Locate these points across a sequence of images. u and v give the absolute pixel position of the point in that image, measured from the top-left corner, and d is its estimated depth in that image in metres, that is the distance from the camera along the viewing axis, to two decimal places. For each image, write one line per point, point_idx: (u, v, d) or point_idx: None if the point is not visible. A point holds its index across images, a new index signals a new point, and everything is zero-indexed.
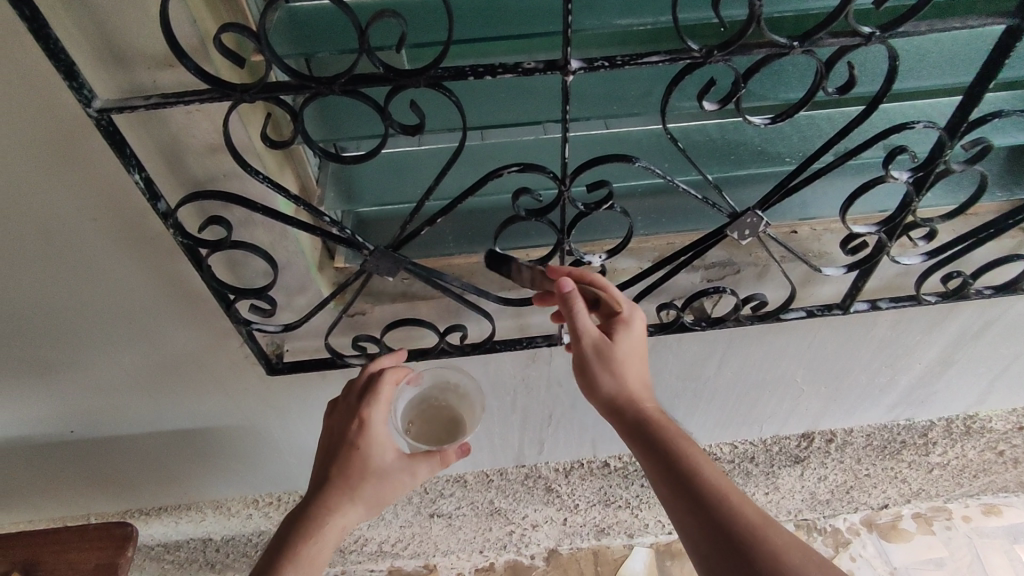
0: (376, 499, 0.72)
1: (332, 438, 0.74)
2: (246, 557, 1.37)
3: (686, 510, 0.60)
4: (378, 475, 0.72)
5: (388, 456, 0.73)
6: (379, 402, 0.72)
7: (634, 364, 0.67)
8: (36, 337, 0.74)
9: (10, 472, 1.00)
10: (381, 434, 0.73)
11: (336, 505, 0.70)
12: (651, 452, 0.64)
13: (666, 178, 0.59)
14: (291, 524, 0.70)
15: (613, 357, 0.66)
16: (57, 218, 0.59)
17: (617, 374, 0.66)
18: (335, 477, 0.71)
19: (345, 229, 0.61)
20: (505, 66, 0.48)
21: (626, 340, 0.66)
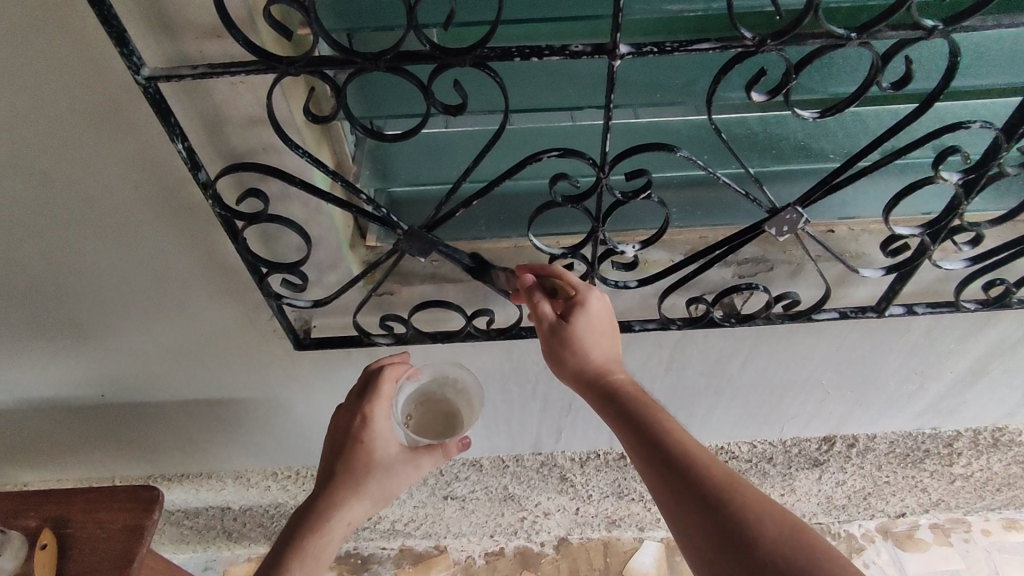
0: (381, 493, 0.78)
1: (338, 435, 0.80)
2: (262, 527, 1.40)
3: (659, 480, 0.59)
4: (381, 470, 0.78)
5: (390, 452, 0.79)
6: (380, 398, 0.78)
7: (600, 339, 0.67)
8: (74, 301, 0.75)
9: (41, 432, 1.03)
10: (383, 430, 0.79)
11: (343, 498, 0.77)
12: (623, 423, 0.63)
13: (707, 169, 0.57)
14: (302, 515, 0.77)
15: (572, 335, 0.65)
16: (100, 184, 0.60)
17: (581, 351, 0.66)
18: (341, 472, 0.78)
19: (379, 207, 0.61)
20: (552, 49, 0.48)
21: (585, 317, 0.66)
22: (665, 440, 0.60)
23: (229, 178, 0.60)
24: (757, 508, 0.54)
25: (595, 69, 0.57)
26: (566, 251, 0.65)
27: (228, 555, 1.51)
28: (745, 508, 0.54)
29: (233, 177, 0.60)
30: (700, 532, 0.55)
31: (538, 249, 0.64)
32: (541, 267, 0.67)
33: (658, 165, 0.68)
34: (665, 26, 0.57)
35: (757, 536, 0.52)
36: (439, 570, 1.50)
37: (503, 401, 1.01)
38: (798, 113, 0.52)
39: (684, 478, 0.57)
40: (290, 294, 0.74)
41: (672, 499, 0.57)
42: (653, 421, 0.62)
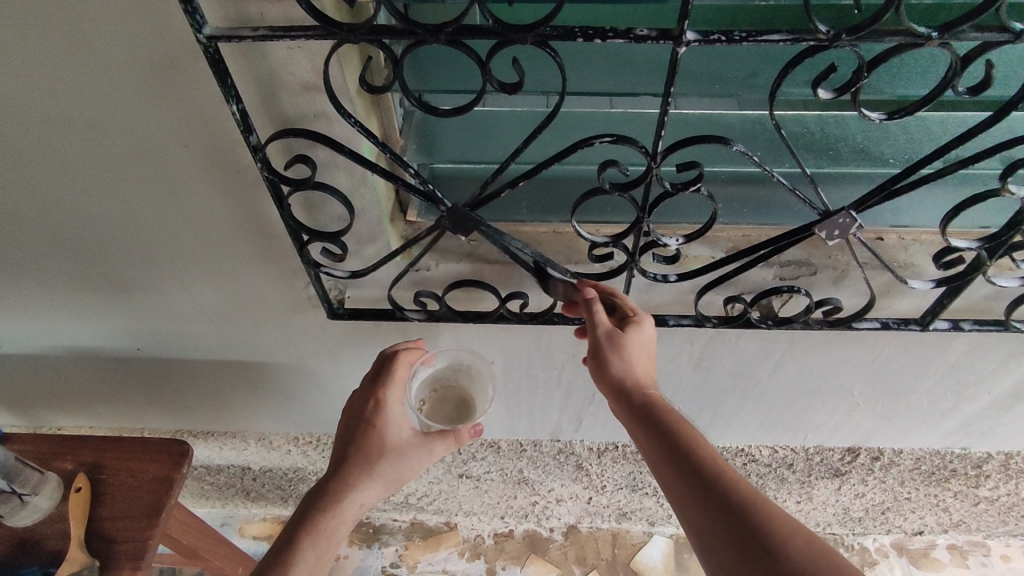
0: (393, 476, 0.80)
1: (352, 418, 0.81)
2: (280, 489, 1.43)
3: (689, 494, 0.58)
4: (394, 453, 0.80)
5: (403, 437, 0.81)
6: (395, 383, 0.79)
7: (645, 357, 0.69)
8: (118, 255, 0.77)
9: (78, 379, 1.06)
10: (396, 415, 0.81)
11: (356, 480, 0.78)
12: (657, 436, 0.63)
13: (762, 166, 0.55)
14: (315, 496, 0.78)
15: (624, 345, 0.67)
16: (153, 141, 0.61)
17: (626, 363, 0.67)
18: (354, 454, 0.79)
19: (425, 181, 0.60)
20: (616, 31, 0.47)
21: (640, 332, 0.68)
22: (696, 454, 0.60)
23: (278, 143, 0.61)
24: (789, 528, 0.53)
25: (658, 53, 0.56)
26: (609, 240, 0.64)
27: (245, 513, 1.54)
28: (777, 526, 0.53)
29: (282, 142, 0.61)
30: (727, 547, 0.54)
31: (581, 237, 0.63)
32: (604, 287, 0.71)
33: (711, 159, 0.66)
34: (731, 15, 0.55)
35: (784, 555, 0.51)
36: (448, 546, 1.53)
37: (527, 386, 1.01)
38: (865, 114, 0.49)
39: (714, 493, 0.57)
40: (328, 264, 0.75)
41: (701, 513, 0.57)
42: (687, 436, 0.62)
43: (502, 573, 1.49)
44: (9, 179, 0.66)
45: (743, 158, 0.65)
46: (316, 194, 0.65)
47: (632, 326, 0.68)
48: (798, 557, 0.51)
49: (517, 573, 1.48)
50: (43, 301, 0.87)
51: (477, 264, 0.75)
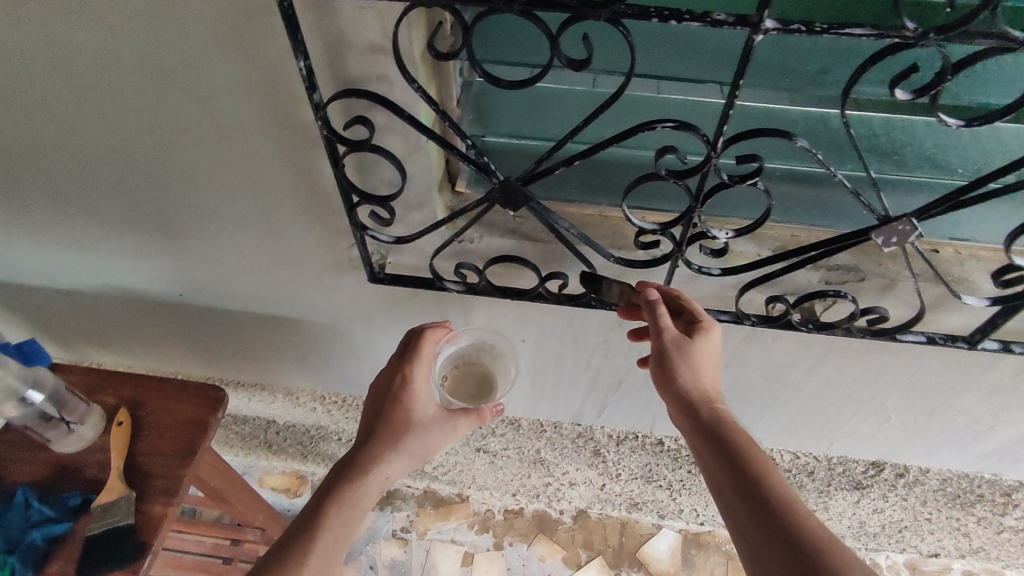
0: (418, 451, 0.82)
1: (377, 394, 0.84)
2: (301, 445, 1.47)
3: (745, 507, 0.59)
4: (419, 428, 0.82)
5: (428, 412, 0.83)
6: (421, 359, 0.81)
7: (711, 367, 0.70)
8: (172, 200, 0.79)
9: (121, 318, 1.10)
10: (422, 390, 0.82)
11: (382, 452, 0.80)
12: (720, 454, 0.65)
13: (824, 165, 0.54)
14: (343, 467, 0.79)
15: (690, 353, 0.68)
16: (218, 91, 0.63)
17: (692, 371, 0.68)
18: (381, 428, 0.81)
19: (479, 153, 0.60)
20: (692, 13, 0.45)
21: (705, 342, 0.69)
22: (760, 473, 0.61)
23: (338, 103, 0.61)
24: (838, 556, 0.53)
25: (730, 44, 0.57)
26: (658, 229, 0.63)
27: (265, 464, 1.59)
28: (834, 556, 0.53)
29: (342, 103, 0.61)
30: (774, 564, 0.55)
31: (629, 223, 0.62)
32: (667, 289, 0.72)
33: (771, 153, 0.66)
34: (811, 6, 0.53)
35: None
36: (458, 518, 1.55)
37: (555, 367, 1.01)
38: (942, 118, 0.47)
39: (771, 513, 0.58)
40: (374, 227, 0.75)
41: (755, 527, 0.58)
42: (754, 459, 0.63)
43: (508, 548, 1.51)
44: (78, 117, 0.68)
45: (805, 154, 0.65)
46: (370, 156, 0.66)
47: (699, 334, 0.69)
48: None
49: (523, 551, 1.51)
50: (98, 238, 0.90)
51: (520, 241, 0.75)
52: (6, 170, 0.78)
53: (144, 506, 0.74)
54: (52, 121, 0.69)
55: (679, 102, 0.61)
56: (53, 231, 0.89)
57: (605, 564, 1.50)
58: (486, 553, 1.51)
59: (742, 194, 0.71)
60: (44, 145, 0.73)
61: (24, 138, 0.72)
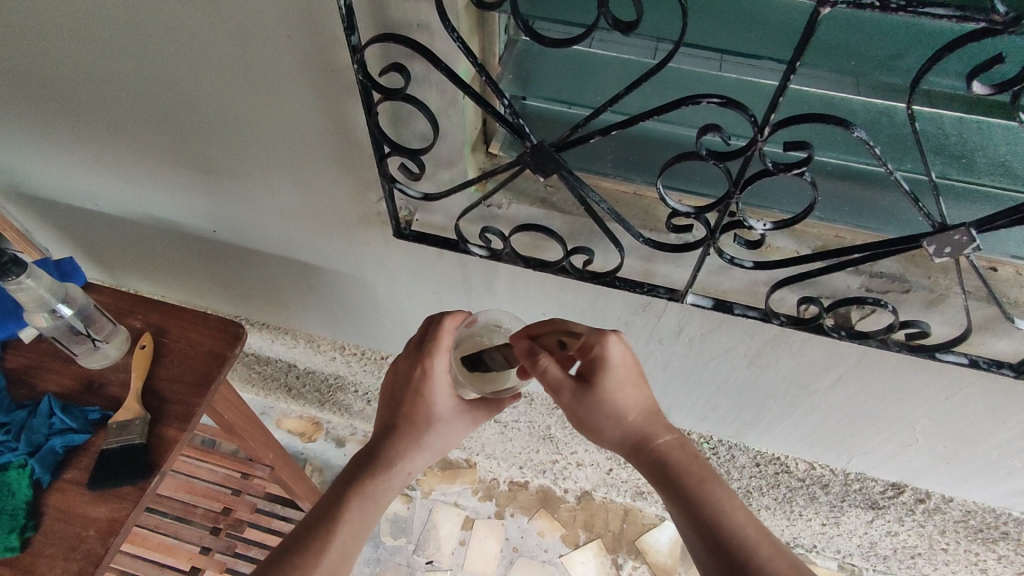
0: (439, 445, 0.86)
1: (396, 385, 0.85)
2: (319, 392, 1.50)
3: (687, 524, 0.66)
4: (440, 422, 0.85)
5: (447, 405, 0.85)
6: (442, 349, 0.81)
7: (630, 389, 0.73)
8: (210, 137, 0.80)
9: (158, 248, 1.12)
10: (441, 382, 0.83)
11: (406, 447, 0.83)
12: (661, 480, 0.70)
13: (882, 161, 0.51)
14: (362, 460, 0.82)
15: (597, 395, 0.71)
16: (258, 27, 0.62)
17: (610, 405, 0.72)
18: (402, 422, 0.84)
19: (514, 113, 0.59)
20: None
21: (611, 377, 0.71)
22: (696, 493, 0.67)
23: (377, 49, 0.60)
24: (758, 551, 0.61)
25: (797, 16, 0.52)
26: (692, 211, 0.61)
27: (283, 407, 1.63)
28: (768, 566, 0.60)
29: (381, 47, 0.60)
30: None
31: (662, 202, 0.61)
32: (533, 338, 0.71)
33: (823, 145, 0.61)
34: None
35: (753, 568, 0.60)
36: (463, 482, 1.57)
37: None
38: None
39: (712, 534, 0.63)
40: (403, 181, 0.75)
41: (693, 539, 0.65)
42: (692, 481, 0.68)
43: (509, 519, 1.53)
44: (122, 41, 0.68)
45: (860, 147, 0.60)
46: (405, 107, 0.64)
47: (600, 369, 0.71)
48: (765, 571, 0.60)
49: (523, 523, 1.53)
50: (138, 166, 0.91)
51: (549, 211, 0.73)
52: (53, 89, 0.79)
53: (157, 429, 0.76)
54: (97, 44, 0.70)
55: (733, 80, 0.58)
56: (97, 154, 0.91)
57: (603, 547, 1.50)
58: (486, 520, 1.53)
59: (785, 186, 0.67)
60: (90, 68, 0.74)
61: (70, 59, 0.73)
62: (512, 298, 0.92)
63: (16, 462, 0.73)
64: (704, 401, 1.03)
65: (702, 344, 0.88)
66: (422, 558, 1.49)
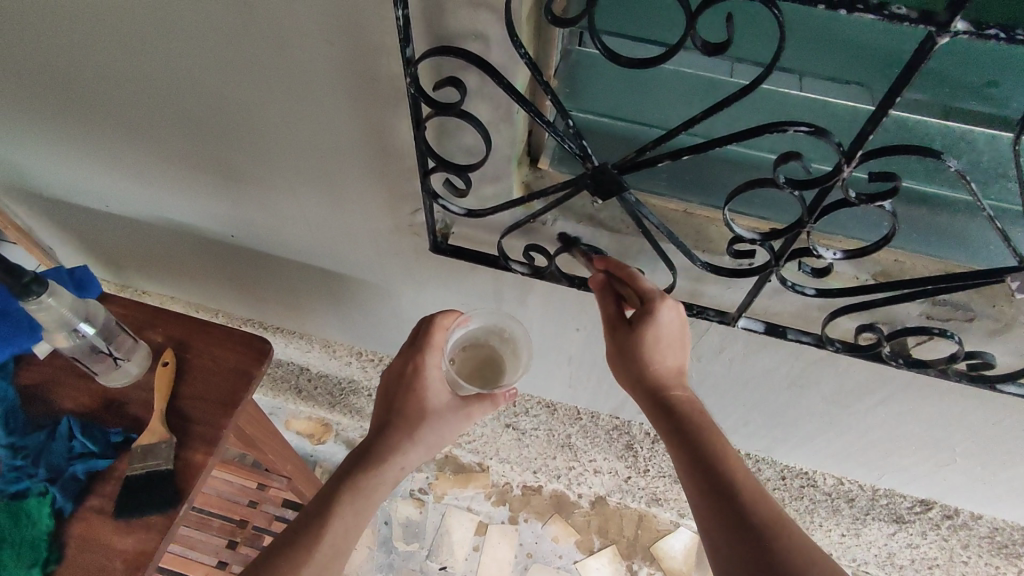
0: (433, 440, 0.84)
1: (390, 385, 0.86)
2: (330, 395, 1.47)
3: (697, 482, 0.62)
4: (433, 416, 0.84)
5: (441, 400, 0.85)
6: (433, 347, 0.83)
7: (666, 347, 0.68)
8: (237, 142, 0.76)
9: (171, 250, 1.08)
10: (435, 380, 0.85)
11: (397, 442, 0.82)
12: (672, 434, 0.66)
13: (975, 193, 0.49)
14: (359, 456, 0.82)
15: (642, 345, 0.67)
16: (299, 34, 0.58)
17: (645, 358, 0.68)
18: (396, 418, 0.84)
19: (575, 133, 0.55)
20: (867, 3, 0.39)
21: (654, 332, 0.66)
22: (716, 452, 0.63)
23: (428, 62, 0.56)
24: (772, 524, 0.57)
25: (906, 46, 0.50)
26: (757, 238, 0.58)
27: (292, 408, 1.59)
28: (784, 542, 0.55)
29: (433, 61, 0.56)
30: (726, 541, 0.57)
31: (728, 228, 0.57)
32: (609, 264, 0.66)
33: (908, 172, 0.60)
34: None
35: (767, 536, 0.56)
36: (476, 486, 1.55)
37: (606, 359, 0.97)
38: None
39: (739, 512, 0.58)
40: (444, 195, 0.71)
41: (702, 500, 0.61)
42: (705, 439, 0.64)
43: (523, 524, 1.51)
44: (149, 43, 0.64)
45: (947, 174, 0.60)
46: (453, 121, 0.61)
47: (644, 323, 0.65)
48: (778, 541, 0.55)
49: (537, 529, 1.51)
50: (156, 170, 0.87)
51: (597, 230, 0.70)
52: (70, 89, 0.75)
53: (183, 453, 0.72)
54: (122, 44, 0.66)
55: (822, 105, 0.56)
56: (113, 156, 0.86)
57: (618, 554, 1.49)
58: (500, 525, 1.51)
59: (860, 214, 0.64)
60: (112, 69, 0.70)
61: (90, 58, 0.69)
62: (545, 312, 0.89)
63: (36, 490, 0.70)
64: (736, 417, 1.01)
65: (742, 363, 0.86)
66: (436, 564, 1.47)
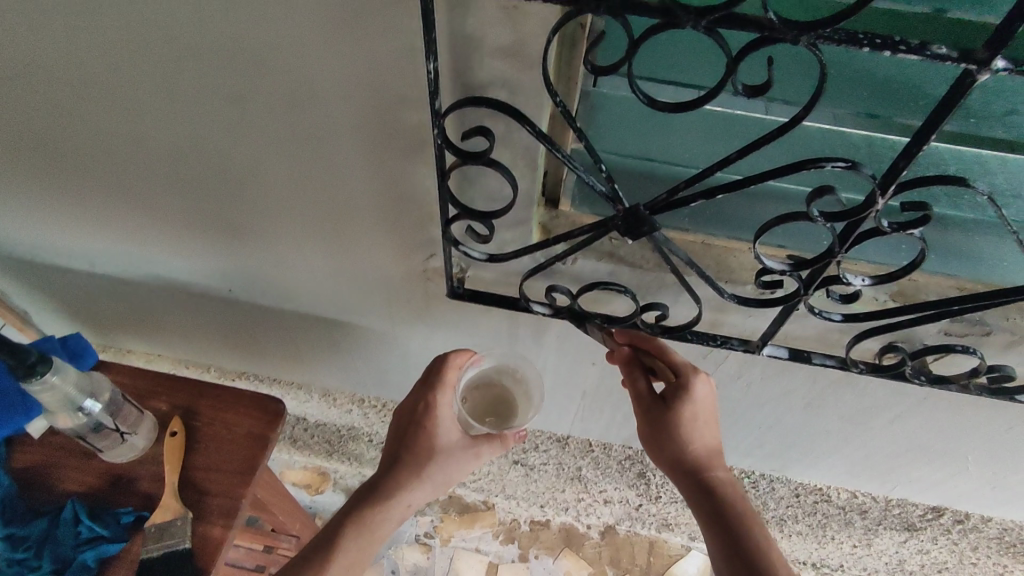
0: (442, 478, 0.82)
1: (402, 419, 0.83)
2: (328, 444, 1.42)
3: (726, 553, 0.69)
4: (442, 455, 0.81)
5: (451, 438, 0.82)
6: (444, 386, 0.79)
7: (698, 421, 0.74)
8: (240, 198, 0.73)
9: (161, 308, 1.04)
10: (447, 418, 0.81)
11: (406, 480, 0.80)
12: (702, 505, 0.74)
13: (1002, 214, 0.49)
14: (365, 492, 0.81)
15: (673, 421, 0.74)
16: (316, 89, 0.57)
17: (679, 434, 0.74)
18: (404, 454, 0.81)
19: (607, 177, 0.54)
20: (909, 44, 0.40)
21: (689, 408, 0.73)
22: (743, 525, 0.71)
23: (453, 114, 0.55)
24: None
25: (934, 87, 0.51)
26: (788, 269, 0.57)
27: (286, 459, 1.53)
28: None
29: (458, 113, 0.55)
30: None
31: (758, 261, 0.57)
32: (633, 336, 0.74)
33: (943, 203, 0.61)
34: None
35: None
36: (483, 526, 1.50)
37: (621, 392, 0.96)
38: None
39: None
40: (463, 241, 0.70)
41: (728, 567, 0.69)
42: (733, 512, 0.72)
43: (534, 560, 1.48)
44: (152, 104, 0.62)
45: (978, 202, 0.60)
46: (476, 169, 0.60)
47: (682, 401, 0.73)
48: None
49: (549, 564, 1.47)
50: (150, 229, 0.84)
51: (618, 268, 0.70)
52: (60, 152, 0.72)
53: (199, 527, 0.72)
54: (124, 105, 0.63)
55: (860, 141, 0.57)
56: (103, 217, 0.83)
57: None
58: (510, 565, 1.47)
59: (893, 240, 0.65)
60: (114, 131, 0.67)
61: (89, 121, 0.66)
62: (560, 350, 0.88)
63: None
64: (752, 440, 1.01)
65: (760, 388, 0.86)
66: None
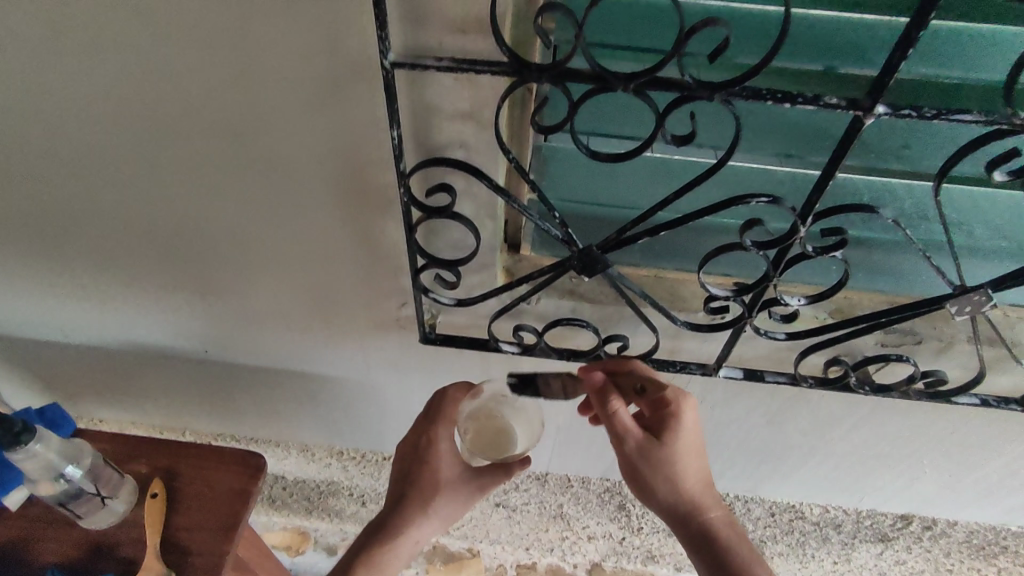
0: (447, 511, 0.89)
1: (404, 457, 0.88)
2: (307, 501, 1.40)
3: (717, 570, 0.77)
4: (446, 489, 0.88)
5: (452, 472, 0.88)
6: (445, 422, 0.83)
7: (680, 451, 0.75)
8: (217, 260, 0.77)
9: (134, 374, 1.04)
10: (446, 454, 0.87)
11: (413, 516, 0.88)
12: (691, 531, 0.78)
13: (906, 232, 0.56)
14: (375, 528, 0.89)
15: (659, 456, 0.74)
16: (289, 155, 0.61)
17: (663, 467, 0.75)
18: (410, 491, 0.88)
19: (560, 221, 0.60)
20: (804, 96, 0.46)
21: (676, 441, 0.74)
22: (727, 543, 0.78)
23: (417, 173, 0.60)
24: None
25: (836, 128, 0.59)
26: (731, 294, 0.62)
27: (264, 521, 1.50)
28: None
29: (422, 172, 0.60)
30: None
31: (703, 289, 0.62)
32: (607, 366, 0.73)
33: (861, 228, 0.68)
34: (913, 93, 0.54)
35: None
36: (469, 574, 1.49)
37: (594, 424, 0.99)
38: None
39: None
40: (432, 289, 0.74)
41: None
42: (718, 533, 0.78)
43: None
44: (132, 176, 0.66)
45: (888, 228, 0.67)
46: (441, 220, 0.65)
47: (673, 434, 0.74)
48: None
49: None
50: (126, 296, 0.86)
51: (580, 304, 0.75)
52: (39, 225, 0.75)
53: None
54: (104, 178, 0.67)
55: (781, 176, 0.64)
56: (79, 286, 0.85)
57: None
58: None
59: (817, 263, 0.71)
60: (93, 203, 0.70)
61: (69, 195, 0.70)
62: None
63: None
64: (722, 461, 1.05)
65: (724, 410, 0.90)
66: None
